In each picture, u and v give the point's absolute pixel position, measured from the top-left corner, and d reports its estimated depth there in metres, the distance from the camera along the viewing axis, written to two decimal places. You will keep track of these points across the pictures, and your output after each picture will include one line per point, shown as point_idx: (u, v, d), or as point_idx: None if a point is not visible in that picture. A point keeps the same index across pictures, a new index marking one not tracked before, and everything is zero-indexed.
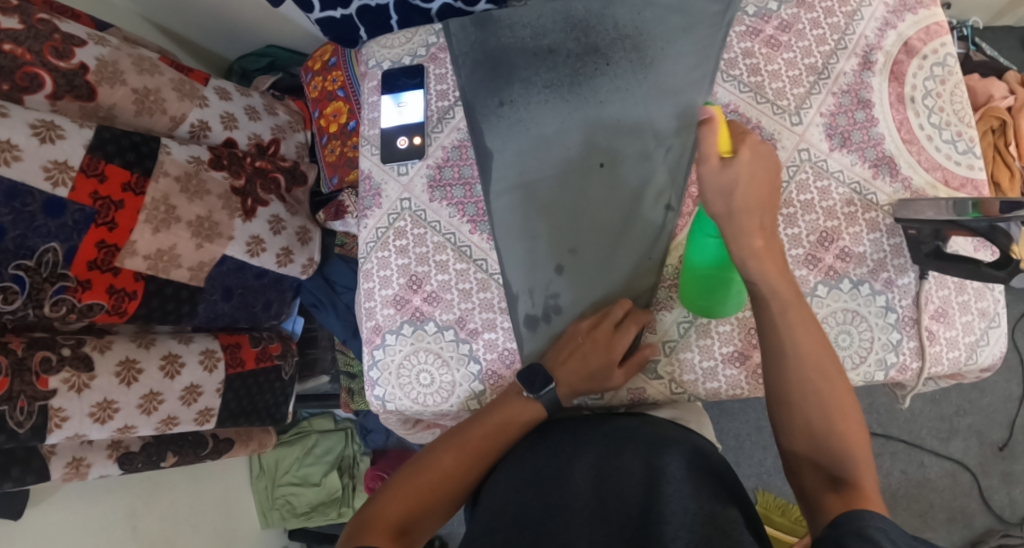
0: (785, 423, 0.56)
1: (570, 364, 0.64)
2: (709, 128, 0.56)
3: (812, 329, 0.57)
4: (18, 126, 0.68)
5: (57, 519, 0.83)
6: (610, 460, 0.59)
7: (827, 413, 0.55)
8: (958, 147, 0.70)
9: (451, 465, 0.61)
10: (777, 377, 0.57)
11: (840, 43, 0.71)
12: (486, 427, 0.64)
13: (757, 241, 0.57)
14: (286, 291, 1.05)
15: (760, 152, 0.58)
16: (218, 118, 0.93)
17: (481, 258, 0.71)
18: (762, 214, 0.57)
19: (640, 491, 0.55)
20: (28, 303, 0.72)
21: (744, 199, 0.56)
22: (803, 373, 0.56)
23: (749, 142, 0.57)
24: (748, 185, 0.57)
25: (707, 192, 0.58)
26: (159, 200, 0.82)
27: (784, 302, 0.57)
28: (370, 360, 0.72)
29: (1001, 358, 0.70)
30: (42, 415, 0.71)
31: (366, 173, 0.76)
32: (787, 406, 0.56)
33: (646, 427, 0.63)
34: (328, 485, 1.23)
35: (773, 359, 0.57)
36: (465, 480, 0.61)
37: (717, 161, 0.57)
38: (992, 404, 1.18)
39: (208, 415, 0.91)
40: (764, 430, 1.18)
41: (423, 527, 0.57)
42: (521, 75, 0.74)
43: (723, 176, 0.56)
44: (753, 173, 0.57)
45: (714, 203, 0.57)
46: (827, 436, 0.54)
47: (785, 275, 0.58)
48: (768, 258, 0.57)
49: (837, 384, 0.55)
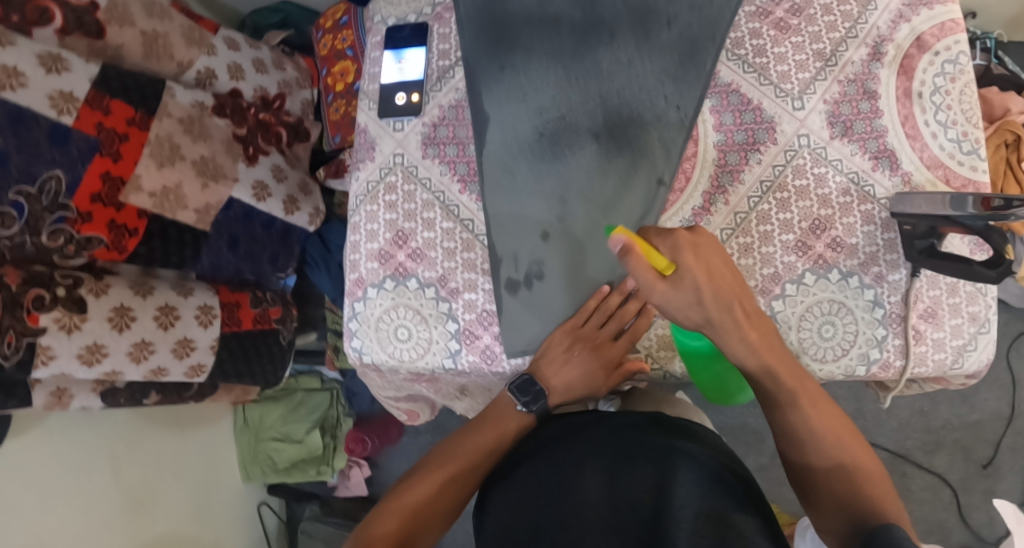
0: (813, 492, 0.60)
1: (560, 376, 0.70)
2: (634, 258, 0.57)
3: (826, 406, 0.61)
4: (25, 55, 0.70)
5: (38, 448, 0.84)
6: (621, 467, 0.58)
7: (835, 449, 0.60)
8: (963, 146, 0.68)
9: (439, 480, 0.68)
10: (788, 431, 0.61)
11: (851, 32, 0.70)
12: (478, 440, 0.70)
13: (750, 333, 0.59)
14: (293, 245, 1.04)
15: (700, 246, 0.58)
16: (225, 66, 0.94)
17: (467, 218, 0.71)
18: (732, 295, 0.58)
19: (653, 495, 0.56)
20: (25, 230, 0.73)
21: (710, 299, 0.57)
22: (800, 414, 0.61)
23: (682, 245, 0.58)
24: (709, 280, 0.57)
25: (672, 309, 0.59)
26: (163, 139, 0.83)
27: (794, 395, 0.60)
28: (350, 312, 0.72)
29: (987, 364, 0.69)
30: (28, 352, 0.72)
31: (362, 127, 0.75)
32: (798, 446, 0.61)
33: (652, 428, 0.62)
34: (310, 443, 1.22)
35: (789, 433, 0.62)
36: (459, 492, 0.68)
37: (665, 286, 0.57)
38: (980, 421, 1.17)
39: (200, 370, 0.92)
40: (746, 425, 1.22)
41: (426, 534, 0.65)
42: (523, 43, 0.70)
43: (681, 292, 0.57)
44: (704, 268, 0.57)
45: (685, 315, 0.59)
46: (843, 465, 0.60)
47: (779, 351, 0.61)
48: (752, 330, 0.59)
49: (847, 440, 0.61)
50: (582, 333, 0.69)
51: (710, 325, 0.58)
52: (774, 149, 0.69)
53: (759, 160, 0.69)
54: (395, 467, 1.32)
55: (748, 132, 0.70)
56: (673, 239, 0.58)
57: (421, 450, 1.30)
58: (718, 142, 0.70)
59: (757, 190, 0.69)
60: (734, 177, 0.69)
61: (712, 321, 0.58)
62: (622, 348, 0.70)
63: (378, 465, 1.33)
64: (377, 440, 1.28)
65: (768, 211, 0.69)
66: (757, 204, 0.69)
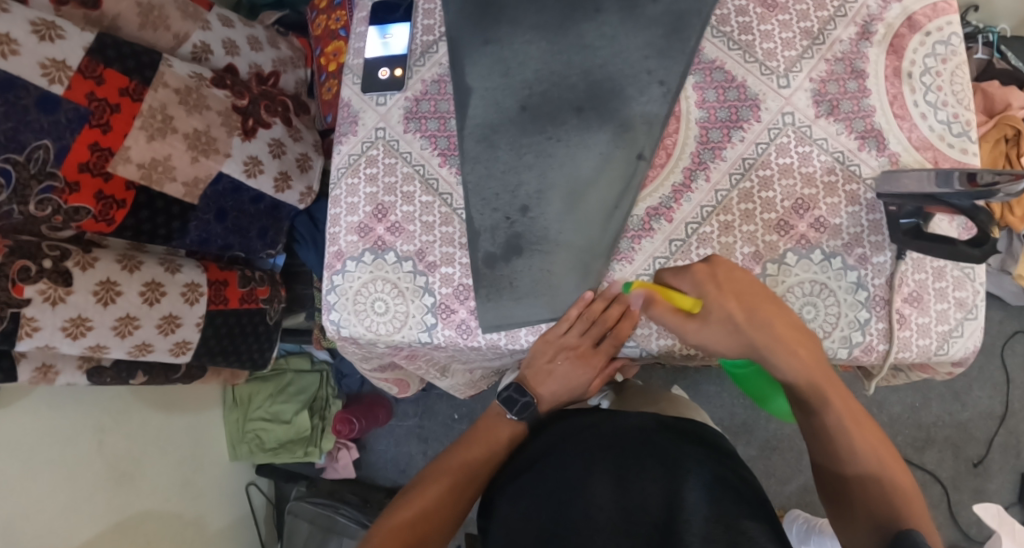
0: (846, 502, 0.61)
1: (548, 384, 0.75)
2: (658, 307, 0.62)
3: (866, 424, 0.63)
4: (19, 21, 0.70)
5: (26, 420, 0.85)
6: (629, 470, 0.61)
7: (868, 461, 0.61)
8: (953, 128, 0.67)
9: (443, 490, 0.71)
10: (825, 441, 0.63)
11: (839, 10, 0.69)
12: (474, 453, 0.74)
13: (800, 351, 0.61)
14: (282, 219, 1.02)
15: (720, 276, 0.61)
16: (220, 43, 0.94)
17: (446, 192, 0.71)
18: (769, 315, 0.61)
19: (663, 499, 0.58)
20: (13, 197, 0.73)
21: (745, 322, 0.61)
22: (839, 422, 0.62)
23: (702, 281, 0.61)
24: (738, 305, 0.61)
25: (714, 343, 0.62)
26: (157, 109, 0.83)
27: (833, 403, 0.62)
28: (329, 285, 0.72)
29: (973, 352, 0.66)
30: (14, 322, 0.73)
31: (345, 101, 0.75)
32: (835, 454, 0.62)
33: (662, 432, 0.65)
34: (298, 424, 1.22)
35: (826, 443, 0.63)
36: (456, 508, 0.71)
37: (695, 324, 0.62)
38: (971, 419, 1.17)
39: (185, 347, 0.93)
40: (735, 415, 1.22)
41: (432, 540, 0.69)
42: (508, 16, 0.70)
43: (713, 325, 0.62)
44: (728, 298, 0.61)
45: (728, 346, 0.62)
46: (875, 473, 0.61)
47: (824, 367, 0.61)
48: (800, 345, 0.61)
49: (883, 454, 0.62)
50: (564, 345, 0.70)
51: (756, 348, 0.62)
52: (758, 127, 0.68)
53: (742, 138, 0.68)
54: (384, 449, 1.32)
55: (731, 109, 0.69)
56: (690, 278, 0.62)
57: (409, 433, 1.31)
58: (700, 119, 0.69)
59: (739, 167, 0.68)
60: (715, 154, 0.68)
61: (756, 344, 0.61)
62: (605, 354, 0.72)
63: (366, 446, 1.34)
64: (364, 421, 1.25)
65: (750, 189, 0.68)
66: (739, 181, 0.68)
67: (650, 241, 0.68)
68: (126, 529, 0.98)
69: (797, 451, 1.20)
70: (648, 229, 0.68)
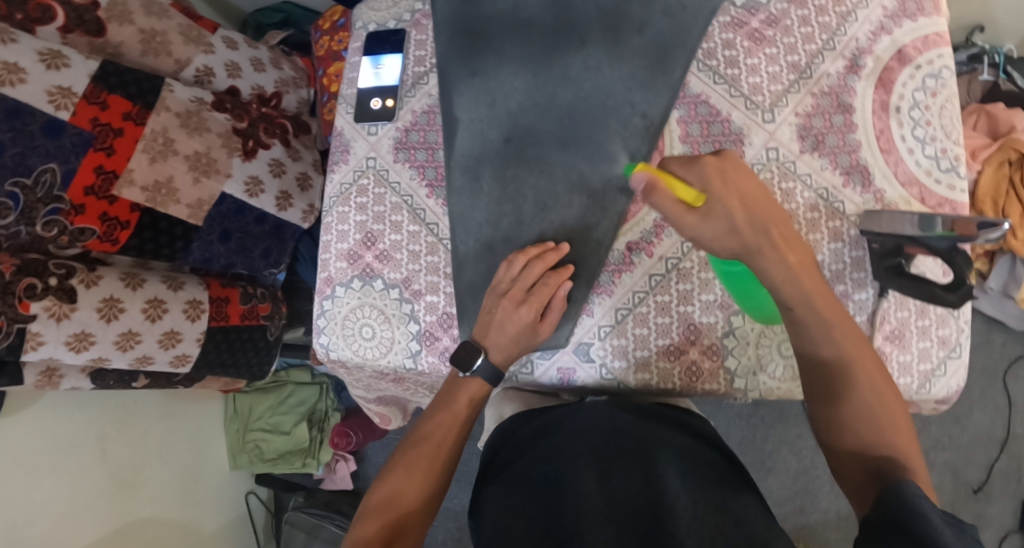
0: (856, 481, 0.54)
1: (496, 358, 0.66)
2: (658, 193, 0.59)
3: (891, 399, 0.56)
4: (26, 52, 0.74)
5: (29, 422, 0.88)
6: (612, 462, 0.59)
7: (881, 428, 0.54)
8: (941, 164, 0.66)
9: (412, 466, 0.62)
10: (835, 414, 0.56)
11: (828, 43, 0.69)
12: (441, 422, 0.64)
13: (789, 254, 0.58)
14: (286, 241, 1.05)
15: (729, 171, 0.59)
16: (223, 65, 0.97)
17: (433, 222, 0.72)
18: (768, 217, 0.59)
19: (643, 485, 0.57)
20: (20, 220, 0.76)
21: (747, 223, 0.59)
22: (859, 408, 0.55)
23: (709, 174, 0.59)
24: (740, 206, 0.59)
25: (709, 242, 0.60)
26: (158, 132, 0.86)
27: (861, 387, 0.55)
28: (319, 309, 0.74)
29: (957, 391, 0.66)
30: (19, 337, 0.76)
31: (339, 130, 0.77)
32: (839, 431, 0.56)
33: (635, 419, 0.64)
34: (297, 434, 1.27)
35: (835, 424, 0.56)
36: (433, 489, 0.61)
37: (694, 217, 0.59)
38: (973, 444, 1.16)
39: (185, 359, 0.95)
40: (731, 437, 1.22)
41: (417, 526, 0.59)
42: (497, 47, 0.71)
43: (712, 221, 0.59)
44: (732, 195, 0.59)
45: (722, 246, 0.60)
46: (888, 447, 0.53)
47: (855, 337, 0.57)
48: (791, 250, 0.59)
49: (900, 421, 0.55)
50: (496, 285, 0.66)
51: (749, 251, 0.59)
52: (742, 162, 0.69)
53: None
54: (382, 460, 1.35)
55: (714, 144, 0.69)
56: (700, 169, 0.59)
57: None
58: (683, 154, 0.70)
59: None
60: None
61: (750, 247, 0.59)
62: (543, 292, 0.64)
63: (365, 458, 1.36)
64: (361, 434, 1.29)
65: None
66: None
67: (630, 276, 0.69)
68: (126, 535, 1.01)
69: (792, 474, 1.19)
70: (628, 264, 0.69)
